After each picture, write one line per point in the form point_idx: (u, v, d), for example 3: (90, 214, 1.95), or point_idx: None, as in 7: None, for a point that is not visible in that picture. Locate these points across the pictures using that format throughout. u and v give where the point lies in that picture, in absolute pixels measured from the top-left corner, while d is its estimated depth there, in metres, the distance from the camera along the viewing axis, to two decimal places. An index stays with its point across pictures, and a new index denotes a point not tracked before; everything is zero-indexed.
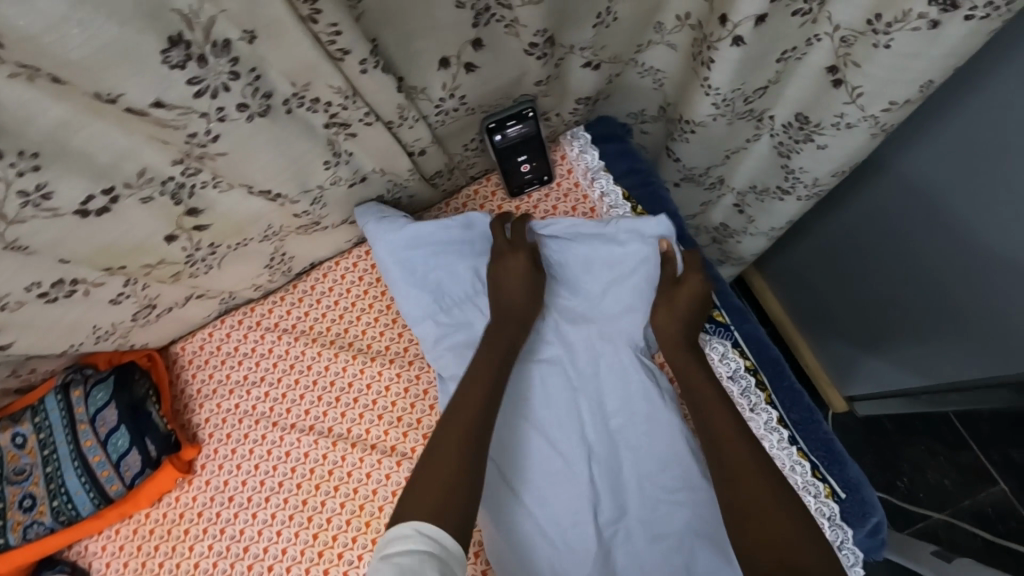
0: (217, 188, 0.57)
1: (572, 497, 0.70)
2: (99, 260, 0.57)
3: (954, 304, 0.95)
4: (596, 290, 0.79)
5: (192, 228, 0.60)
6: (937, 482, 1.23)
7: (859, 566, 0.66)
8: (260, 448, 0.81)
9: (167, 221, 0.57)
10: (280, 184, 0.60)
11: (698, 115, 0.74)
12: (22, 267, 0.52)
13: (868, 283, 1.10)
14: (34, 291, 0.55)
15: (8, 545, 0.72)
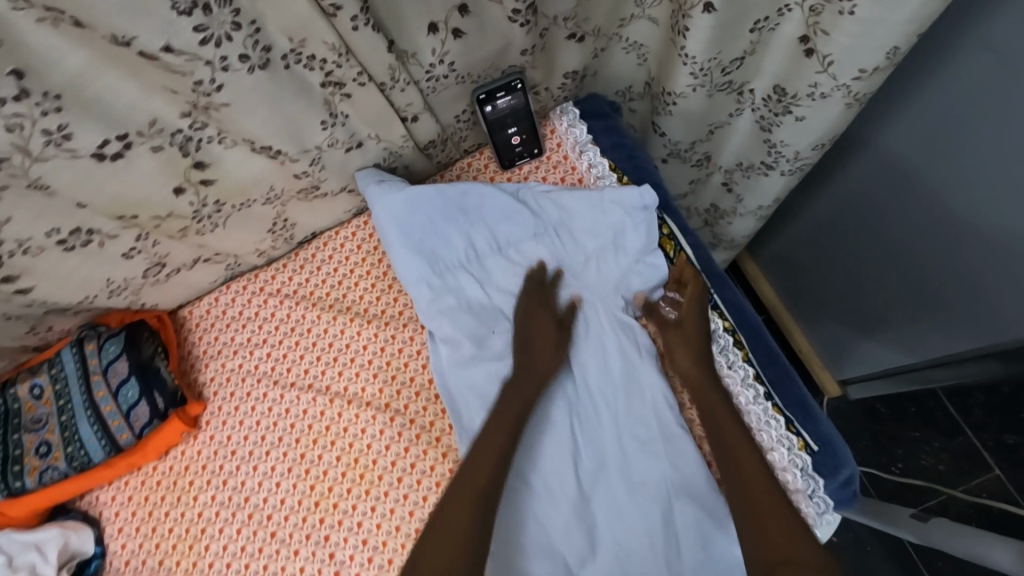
0: (221, 144, 0.62)
1: (555, 448, 0.74)
2: (113, 208, 0.61)
3: (938, 275, 0.98)
4: (580, 256, 0.83)
5: (198, 182, 0.64)
6: (930, 466, 1.25)
7: (829, 514, 0.69)
8: (261, 405, 0.85)
9: (175, 173, 0.62)
10: (280, 142, 0.65)
11: (678, 86, 0.78)
12: (44, 210, 0.57)
13: (856, 261, 1.13)
14: (54, 237, 0.60)
15: (26, 489, 0.77)
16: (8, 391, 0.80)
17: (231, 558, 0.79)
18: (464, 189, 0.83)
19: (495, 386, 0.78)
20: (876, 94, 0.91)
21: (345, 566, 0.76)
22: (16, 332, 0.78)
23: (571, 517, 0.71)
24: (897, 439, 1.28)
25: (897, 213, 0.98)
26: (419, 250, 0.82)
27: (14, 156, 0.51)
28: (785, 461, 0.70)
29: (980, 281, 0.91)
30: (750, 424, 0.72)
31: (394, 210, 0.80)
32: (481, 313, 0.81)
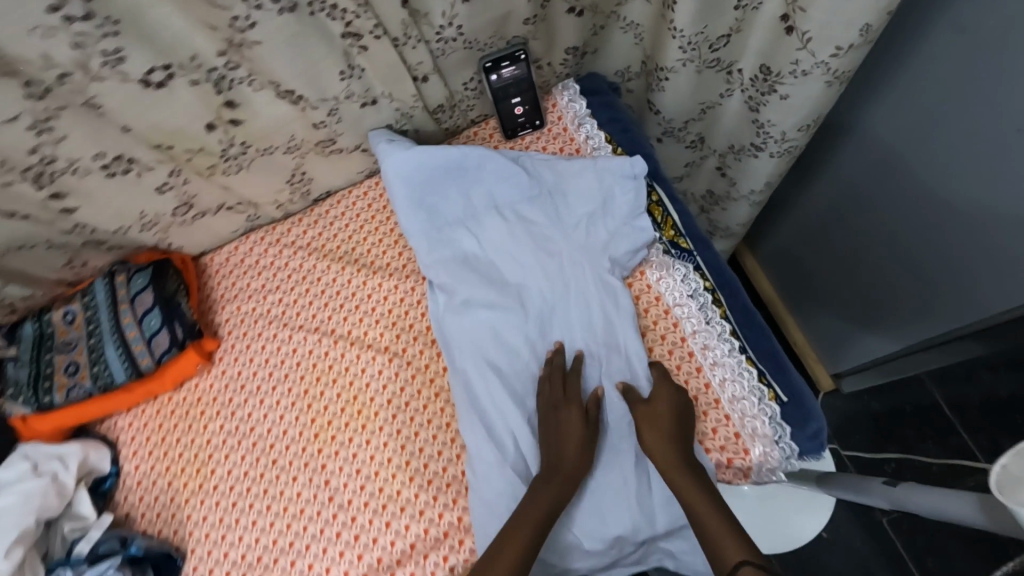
0: (251, 86, 0.69)
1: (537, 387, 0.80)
2: (153, 137, 0.69)
3: (921, 257, 1.02)
4: (572, 218, 0.87)
5: (228, 121, 0.72)
6: None
7: (794, 459, 0.73)
8: (270, 344, 0.92)
9: (209, 110, 0.69)
10: (301, 88, 0.72)
11: (668, 60, 0.85)
12: (94, 131, 0.65)
13: (850, 250, 1.18)
14: (99, 160, 0.68)
15: (54, 404, 0.84)
16: (45, 317, 0.88)
17: (235, 481, 0.85)
18: (468, 151, 0.90)
19: (484, 331, 0.83)
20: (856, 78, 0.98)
21: (339, 492, 0.82)
22: (54, 264, 0.86)
23: None
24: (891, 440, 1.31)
25: (884, 195, 1.03)
26: (425, 205, 0.89)
27: (77, 73, 0.60)
28: (755, 408, 0.74)
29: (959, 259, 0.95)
30: (724, 374, 0.77)
31: (402, 164, 0.87)
32: (477, 264, 0.87)
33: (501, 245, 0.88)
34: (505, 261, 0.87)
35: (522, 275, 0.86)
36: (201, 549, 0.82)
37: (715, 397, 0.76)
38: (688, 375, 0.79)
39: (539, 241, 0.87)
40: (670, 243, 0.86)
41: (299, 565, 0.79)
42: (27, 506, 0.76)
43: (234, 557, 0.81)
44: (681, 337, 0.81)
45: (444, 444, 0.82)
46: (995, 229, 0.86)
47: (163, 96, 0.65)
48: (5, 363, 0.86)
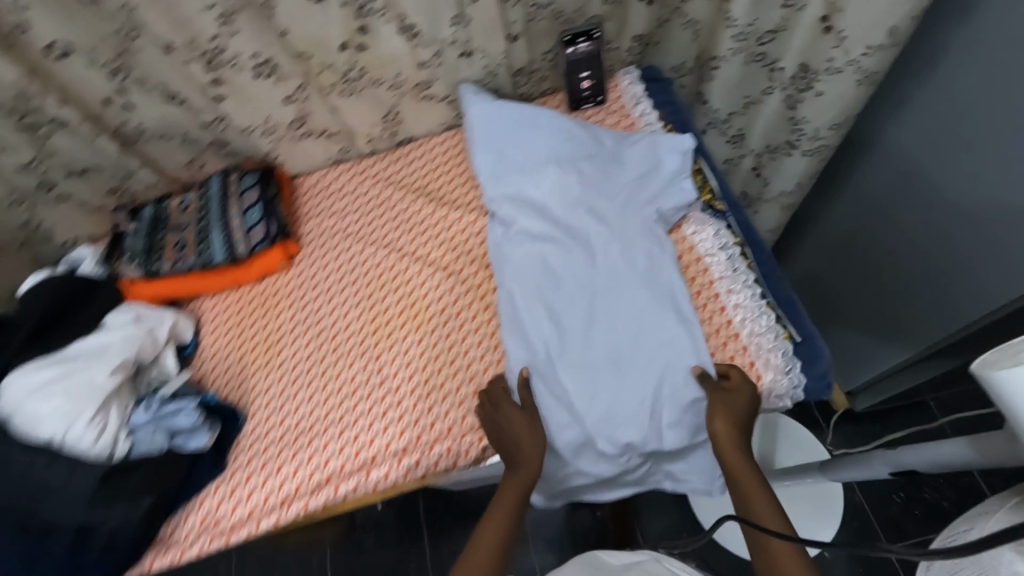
0: (382, 18, 0.86)
1: (579, 314, 0.89)
2: (299, 44, 0.86)
3: (934, 261, 1.12)
4: (625, 177, 0.98)
5: (358, 44, 0.89)
6: (935, 502, 1.35)
7: (800, 389, 0.82)
8: (344, 254, 1.05)
9: (345, 30, 0.86)
10: (419, 24, 0.88)
11: (721, 50, 1.00)
12: (258, 33, 0.83)
13: (869, 259, 1.26)
14: (254, 59, 0.85)
15: (160, 272, 0.98)
16: (164, 203, 1.04)
17: (298, 361, 0.96)
18: (537, 111, 1.01)
19: (533, 260, 0.93)
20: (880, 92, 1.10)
21: (389, 378, 0.93)
22: (180, 161, 1.02)
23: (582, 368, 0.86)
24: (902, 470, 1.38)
25: (903, 207, 1.13)
26: (496, 150, 1.01)
27: None
28: (771, 344, 0.83)
29: (965, 261, 1.06)
30: (745, 314, 0.86)
31: (482, 112, 1.01)
32: (536, 205, 0.97)
33: (557, 188, 0.96)
34: (558, 203, 0.95)
35: (572, 218, 0.95)
36: (261, 414, 0.92)
37: (734, 331, 0.86)
38: (712, 313, 0.88)
39: (592, 191, 0.95)
40: (706, 204, 0.97)
41: (347, 435, 0.89)
42: (128, 345, 0.87)
43: (290, 423, 0.91)
44: (710, 280, 0.90)
45: (490, 357, 0.92)
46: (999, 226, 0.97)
47: (318, 10, 0.82)
48: (123, 236, 1.02)
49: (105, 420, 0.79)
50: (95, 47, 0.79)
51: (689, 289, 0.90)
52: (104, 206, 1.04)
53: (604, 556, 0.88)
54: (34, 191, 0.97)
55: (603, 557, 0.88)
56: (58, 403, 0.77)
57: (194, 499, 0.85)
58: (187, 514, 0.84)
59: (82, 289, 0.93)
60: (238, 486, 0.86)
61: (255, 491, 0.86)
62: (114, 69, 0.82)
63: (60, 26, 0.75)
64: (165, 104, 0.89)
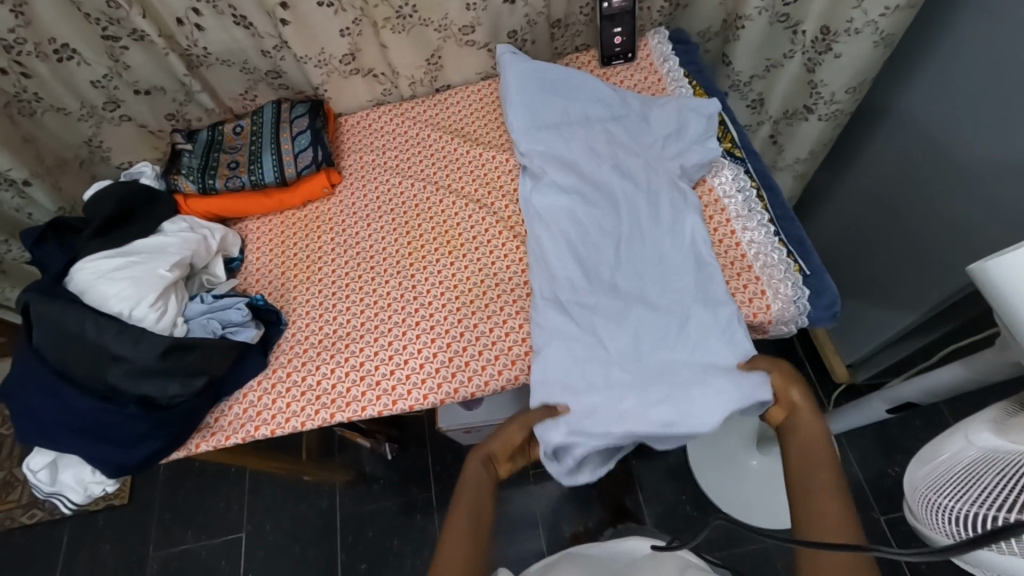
0: None
1: (606, 259, 0.93)
2: None
3: (923, 228, 1.19)
4: (650, 137, 1.02)
5: None
6: None
7: (805, 317, 0.88)
8: (384, 186, 1.11)
9: None
10: None
11: (747, 9, 1.05)
12: None
13: (879, 234, 1.31)
14: None
15: (214, 189, 1.05)
16: (219, 128, 1.11)
17: (337, 277, 1.02)
18: (568, 72, 1.06)
19: (561, 211, 0.97)
20: (892, 62, 1.17)
21: (422, 295, 0.99)
22: (236, 90, 1.10)
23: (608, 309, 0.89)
24: (896, 443, 1.42)
25: (906, 183, 1.20)
26: (529, 103, 1.05)
27: None
28: (782, 276, 0.89)
29: (959, 221, 1.11)
30: (758, 249, 0.92)
31: (518, 63, 1.06)
32: (567, 157, 1.01)
33: (588, 146, 1.01)
34: (587, 159, 1.00)
35: (600, 171, 0.99)
36: (301, 321, 0.98)
37: (748, 264, 0.92)
38: (727, 248, 0.94)
39: (620, 143, 1.01)
40: (727, 152, 1.03)
41: (381, 341, 0.95)
42: (185, 246, 0.95)
43: (328, 329, 0.97)
44: (726, 219, 0.97)
45: (518, 285, 0.98)
46: (985, 183, 1.04)
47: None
48: (180, 153, 1.08)
49: (165, 305, 0.86)
50: None
51: (709, 235, 0.95)
52: (160, 130, 1.12)
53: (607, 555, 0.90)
54: (100, 107, 1.03)
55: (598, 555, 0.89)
56: (125, 285, 0.84)
57: (238, 391, 0.92)
58: (232, 404, 0.91)
59: (142, 199, 1.01)
60: (279, 382, 0.92)
61: (293, 386, 0.92)
62: None
63: None
64: (233, 28, 0.96)
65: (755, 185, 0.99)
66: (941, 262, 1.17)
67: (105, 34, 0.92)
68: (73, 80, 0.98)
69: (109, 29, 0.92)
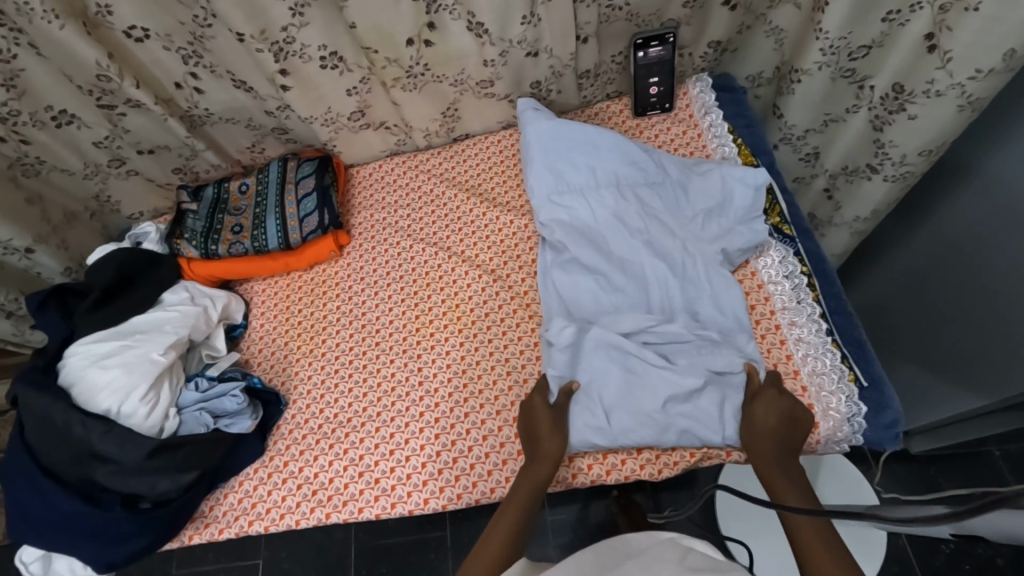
0: (451, 14, 0.85)
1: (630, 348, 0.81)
2: (368, 38, 0.86)
3: (1011, 301, 1.02)
4: (688, 211, 0.90)
5: (425, 39, 0.88)
6: (987, 558, 1.18)
7: (859, 437, 0.77)
8: (393, 250, 1.03)
9: (414, 25, 0.86)
10: (489, 22, 0.86)
11: (806, 62, 0.93)
12: (328, 26, 0.83)
13: (949, 304, 1.15)
14: (321, 51, 0.85)
15: (216, 254, 1.00)
16: (225, 184, 1.06)
17: (341, 352, 0.96)
18: (599, 129, 0.94)
19: (583, 296, 0.87)
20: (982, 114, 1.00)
21: (429, 380, 0.92)
22: (242, 144, 1.04)
23: (633, 416, 0.78)
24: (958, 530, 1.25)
25: (991, 242, 1.03)
26: (553, 167, 0.94)
27: None
28: (833, 386, 0.78)
29: None
30: (806, 350, 0.81)
31: (542, 122, 0.95)
32: (593, 233, 0.90)
33: (615, 218, 0.90)
34: (613, 233, 0.89)
35: (629, 248, 0.88)
36: (301, 402, 0.92)
37: (794, 368, 0.81)
38: (770, 345, 0.83)
39: (649, 215, 0.90)
40: (774, 228, 0.91)
41: (383, 431, 0.88)
42: (184, 322, 0.91)
43: (329, 413, 0.91)
44: (771, 310, 0.85)
45: (530, 373, 0.90)
46: None
47: (389, 3, 0.82)
48: (185, 214, 1.04)
49: (156, 397, 0.82)
50: (171, 31, 0.81)
51: (751, 331, 0.84)
52: (168, 183, 1.07)
53: (629, 539, 0.68)
54: (105, 165, 0.99)
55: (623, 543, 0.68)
56: (116, 373, 0.81)
57: (234, 478, 0.87)
58: (227, 492, 0.87)
59: (144, 265, 0.96)
60: (275, 471, 0.87)
61: (290, 477, 0.87)
62: (187, 53, 0.84)
63: (141, 10, 0.78)
64: (233, 90, 0.91)
65: (807, 270, 0.88)
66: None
67: (100, 102, 0.88)
68: (74, 142, 0.94)
69: (104, 98, 0.87)
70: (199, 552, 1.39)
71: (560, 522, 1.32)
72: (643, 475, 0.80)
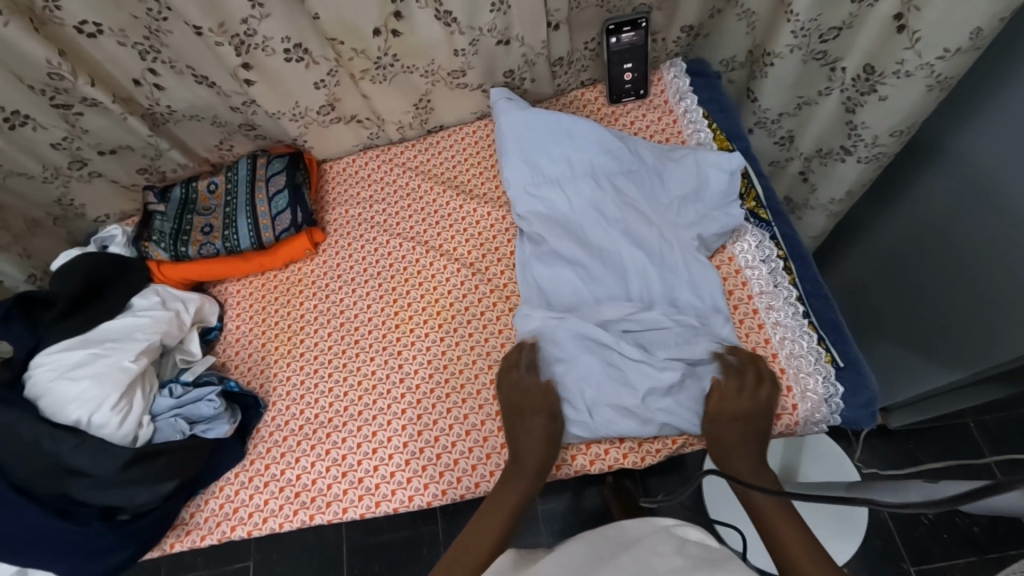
0: (418, 4, 0.83)
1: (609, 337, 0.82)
2: (333, 29, 0.83)
3: (983, 276, 1.04)
4: (664, 197, 0.90)
5: (392, 30, 0.86)
6: (965, 527, 1.21)
7: (836, 417, 0.78)
8: (369, 246, 1.01)
9: (380, 16, 0.84)
10: (457, 11, 0.84)
11: (778, 46, 0.93)
12: (290, 18, 0.81)
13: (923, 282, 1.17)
14: (284, 44, 0.83)
15: (187, 256, 0.97)
16: (193, 184, 1.03)
17: (319, 351, 0.94)
18: (573, 118, 0.93)
19: (563, 287, 0.86)
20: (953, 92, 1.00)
21: (409, 377, 0.91)
22: (209, 142, 1.01)
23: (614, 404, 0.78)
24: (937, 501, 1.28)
25: (963, 217, 1.04)
26: (529, 157, 0.93)
27: None
28: (811, 368, 0.79)
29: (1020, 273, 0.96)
30: (784, 334, 0.82)
31: (516, 111, 0.94)
32: (570, 224, 0.90)
33: (593, 208, 0.90)
34: (591, 222, 0.89)
35: (607, 237, 0.88)
36: (281, 403, 0.91)
37: (773, 351, 0.81)
38: (749, 330, 0.83)
39: (626, 204, 0.89)
40: (750, 212, 0.91)
41: (365, 430, 0.87)
42: (155, 328, 0.88)
43: (309, 414, 0.90)
44: (748, 295, 0.85)
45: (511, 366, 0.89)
46: None
47: None
48: (152, 216, 1.00)
49: (129, 405, 0.80)
50: (125, 26, 0.78)
51: (730, 316, 0.84)
52: (133, 184, 1.04)
53: (626, 527, 0.70)
54: (66, 168, 0.96)
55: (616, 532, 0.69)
56: (86, 385, 0.79)
57: (215, 483, 0.86)
58: (207, 499, 0.85)
59: (111, 271, 0.93)
60: (256, 475, 0.86)
61: (272, 480, 0.86)
62: (144, 49, 0.81)
63: (91, 4, 0.75)
64: (196, 86, 0.88)
65: (783, 254, 0.88)
66: (995, 313, 1.02)
67: (55, 102, 0.85)
68: (30, 145, 0.90)
69: (58, 98, 0.84)
70: (188, 559, 1.37)
71: (551, 512, 1.33)
72: (626, 464, 0.80)
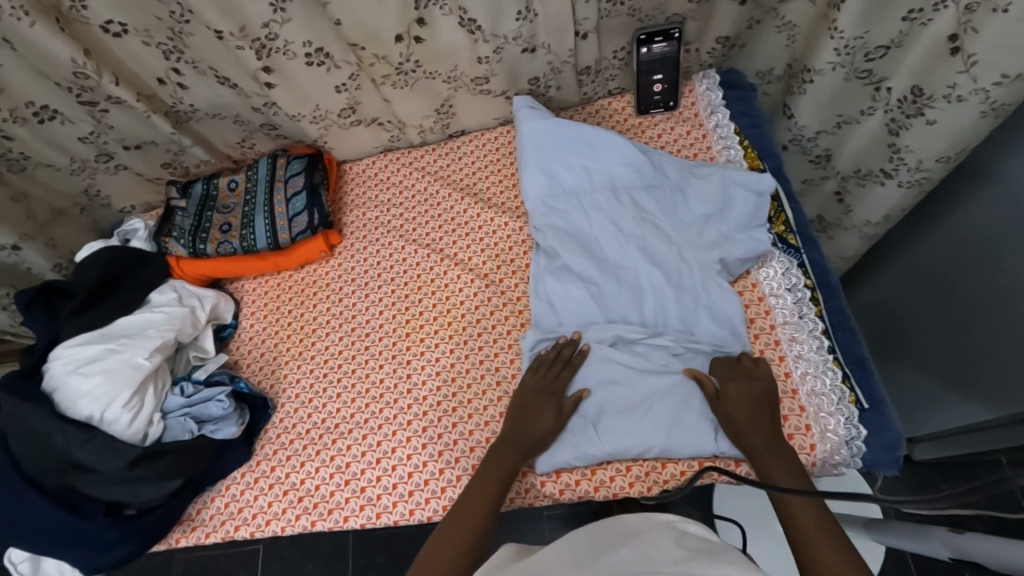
0: (441, 10, 0.82)
1: (621, 363, 0.79)
2: (354, 34, 0.82)
3: None
4: (686, 216, 0.86)
5: (414, 36, 0.85)
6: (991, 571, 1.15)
7: (857, 461, 0.74)
8: (384, 251, 1.00)
9: (403, 22, 0.83)
10: (481, 18, 0.82)
11: (818, 62, 0.88)
12: (312, 23, 0.80)
13: (963, 314, 1.10)
14: (305, 48, 0.83)
15: (205, 253, 0.98)
16: (214, 181, 1.04)
17: (329, 355, 0.94)
18: (597, 130, 0.90)
19: (577, 306, 0.84)
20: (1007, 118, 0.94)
21: (417, 387, 0.90)
22: (231, 140, 1.01)
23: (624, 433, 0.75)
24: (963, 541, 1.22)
25: (1012, 244, 0.97)
26: (550, 170, 0.90)
27: None
28: (832, 407, 0.75)
29: None
30: (806, 368, 0.78)
31: (539, 120, 0.91)
32: (588, 241, 0.87)
33: (611, 223, 0.87)
34: (610, 240, 0.86)
35: (624, 256, 0.85)
36: (289, 406, 0.91)
37: (793, 386, 0.78)
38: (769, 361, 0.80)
39: (647, 222, 0.86)
40: (778, 237, 0.87)
41: (370, 439, 0.87)
42: (169, 324, 0.89)
43: (316, 418, 0.90)
44: (771, 324, 0.82)
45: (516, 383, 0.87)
46: None
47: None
48: (173, 211, 1.02)
49: (141, 402, 0.82)
50: (149, 27, 0.79)
51: (749, 345, 0.81)
52: (158, 178, 1.05)
53: (627, 519, 0.66)
54: (92, 161, 0.97)
55: (621, 521, 0.66)
56: (98, 380, 0.80)
57: (221, 482, 0.87)
58: (214, 496, 0.86)
59: (131, 265, 0.95)
60: (262, 476, 0.87)
61: (276, 483, 0.86)
62: (167, 49, 0.82)
63: (116, 5, 0.76)
64: (217, 86, 0.88)
65: (811, 284, 0.84)
66: None
67: (81, 100, 0.86)
68: (59, 139, 0.92)
69: (84, 96, 0.85)
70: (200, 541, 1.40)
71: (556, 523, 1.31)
72: (632, 493, 0.77)
